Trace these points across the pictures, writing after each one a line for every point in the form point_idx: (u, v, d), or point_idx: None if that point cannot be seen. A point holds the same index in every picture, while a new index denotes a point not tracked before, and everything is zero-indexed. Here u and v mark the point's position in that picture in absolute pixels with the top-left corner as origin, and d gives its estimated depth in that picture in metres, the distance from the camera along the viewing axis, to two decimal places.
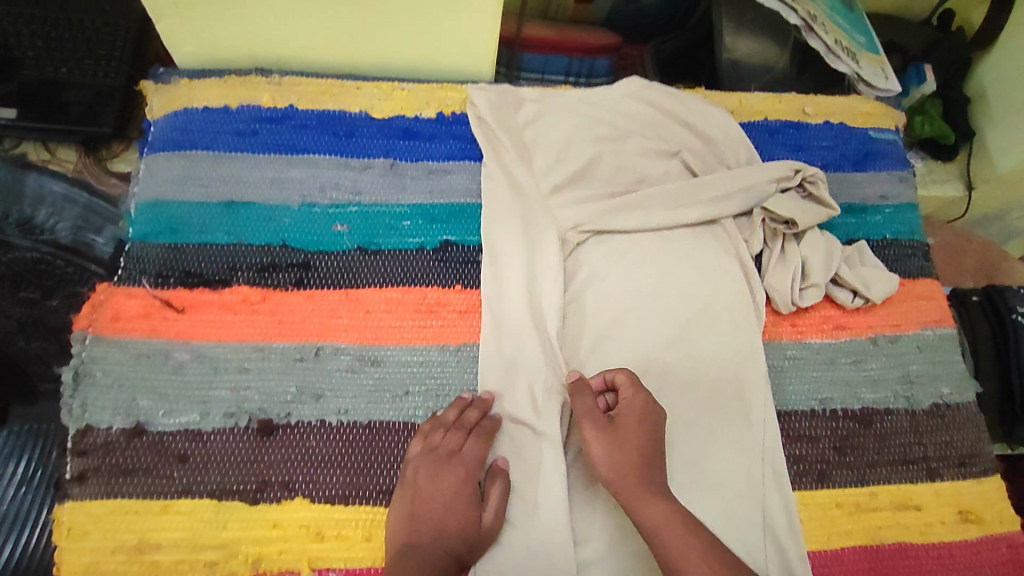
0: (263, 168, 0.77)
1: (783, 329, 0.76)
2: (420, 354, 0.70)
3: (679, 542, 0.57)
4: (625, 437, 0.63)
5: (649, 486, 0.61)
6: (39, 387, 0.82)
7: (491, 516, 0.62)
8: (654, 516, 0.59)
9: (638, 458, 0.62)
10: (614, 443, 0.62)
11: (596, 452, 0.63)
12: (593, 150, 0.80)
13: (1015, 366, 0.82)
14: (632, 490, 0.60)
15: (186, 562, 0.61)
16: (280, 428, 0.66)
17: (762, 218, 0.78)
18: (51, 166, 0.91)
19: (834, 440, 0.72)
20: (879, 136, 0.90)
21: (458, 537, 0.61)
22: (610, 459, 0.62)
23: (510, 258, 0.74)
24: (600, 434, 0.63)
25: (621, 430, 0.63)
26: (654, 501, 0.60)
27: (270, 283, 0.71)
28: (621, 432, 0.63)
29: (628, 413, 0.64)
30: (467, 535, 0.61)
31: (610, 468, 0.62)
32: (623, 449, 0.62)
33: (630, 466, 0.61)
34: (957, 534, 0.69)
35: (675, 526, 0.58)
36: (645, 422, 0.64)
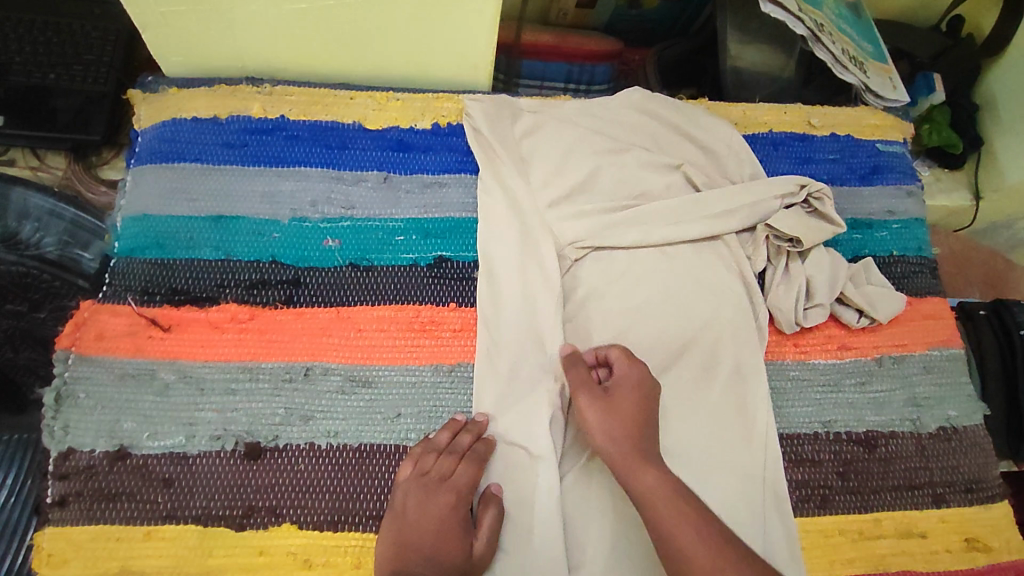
0: (253, 181, 0.75)
1: (786, 349, 0.74)
2: (413, 374, 0.68)
3: (672, 511, 0.56)
4: (617, 406, 0.62)
5: (646, 454, 0.60)
6: (27, 397, 0.79)
7: (483, 546, 0.60)
8: (648, 483, 0.58)
9: (632, 427, 0.61)
10: (608, 412, 0.61)
11: (590, 420, 0.62)
12: (592, 163, 0.78)
13: None
14: (628, 458, 0.59)
15: None
16: (267, 451, 0.64)
17: (767, 234, 0.76)
18: (39, 173, 0.90)
19: (838, 464, 0.70)
20: (886, 148, 0.88)
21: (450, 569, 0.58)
22: (604, 427, 0.61)
23: (506, 274, 0.72)
24: (595, 402, 0.62)
25: (616, 398, 0.62)
26: (649, 469, 0.58)
27: (258, 301, 0.69)
28: (615, 400, 0.62)
29: (621, 385, 0.63)
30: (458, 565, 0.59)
31: (607, 439, 0.60)
32: (615, 418, 0.61)
33: (624, 434, 0.60)
34: (963, 563, 0.67)
35: (667, 493, 0.57)
36: (639, 391, 0.63)
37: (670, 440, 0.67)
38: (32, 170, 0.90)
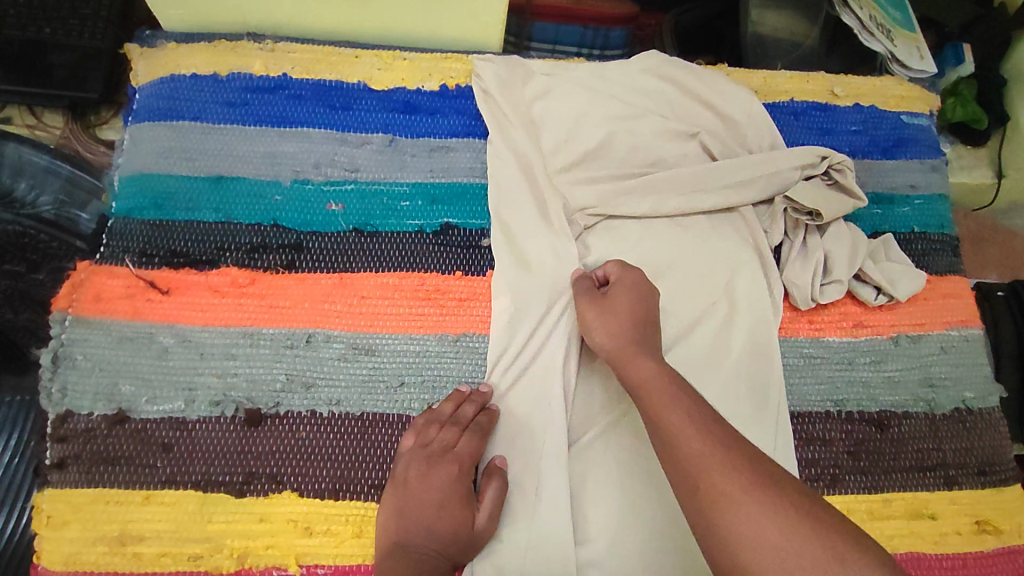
0: (254, 142, 0.72)
1: (800, 326, 0.72)
2: (417, 343, 0.67)
3: (664, 396, 0.54)
4: (612, 307, 0.63)
5: (639, 346, 0.59)
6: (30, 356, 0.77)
7: (485, 518, 0.59)
8: (642, 371, 0.57)
9: (631, 324, 0.61)
10: (605, 312, 0.63)
11: (590, 321, 0.63)
12: (606, 129, 0.75)
13: None
14: (623, 349, 0.60)
15: (169, 556, 0.58)
16: (268, 418, 0.63)
17: (784, 207, 0.73)
18: (38, 132, 0.87)
19: (849, 444, 0.68)
20: (911, 120, 0.85)
21: (450, 541, 0.58)
22: (600, 323, 0.62)
23: (515, 241, 0.70)
24: (593, 306, 0.64)
25: (613, 299, 0.64)
26: (643, 360, 0.58)
27: (259, 265, 0.67)
28: (612, 301, 0.63)
29: (619, 290, 0.64)
30: (460, 536, 0.58)
31: (607, 335, 0.61)
32: (614, 315, 0.62)
33: (619, 328, 0.61)
34: (972, 545, 0.66)
35: (660, 379, 0.56)
36: (637, 293, 0.64)
37: None
38: (31, 129, 0.87)
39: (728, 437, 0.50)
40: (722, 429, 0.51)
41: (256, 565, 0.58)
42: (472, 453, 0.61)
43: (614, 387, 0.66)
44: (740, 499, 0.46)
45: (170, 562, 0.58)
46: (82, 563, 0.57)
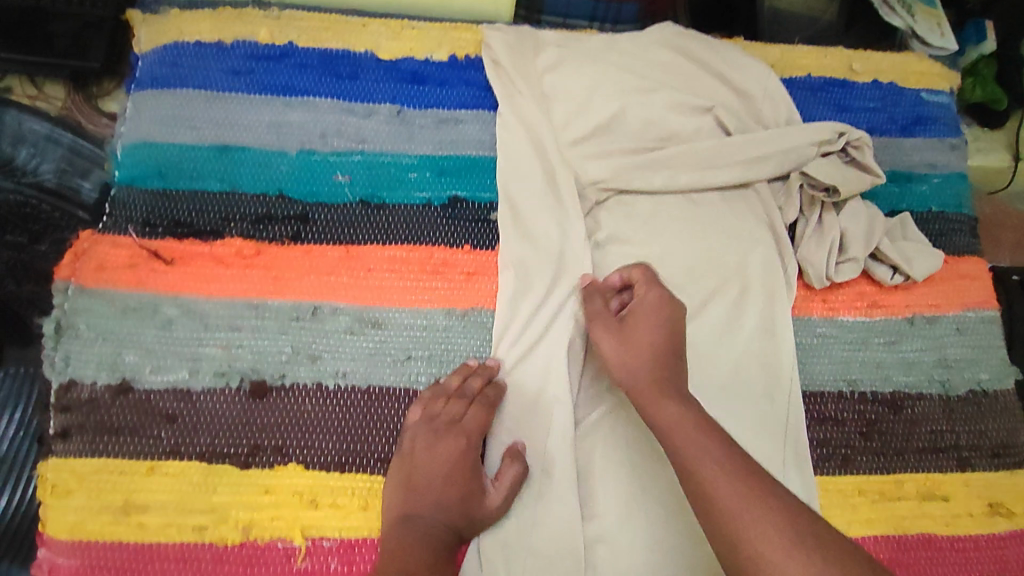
0: (259, 111, 0.71)
1: (813, 305, 0.71)
2: (424, 317, 0.66)
3: (694, 444, 0.51)
4: (633, 335, 0.59)
5: (664, 384, 0.56)
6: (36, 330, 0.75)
7: (498, 498, 0.58)
8: (670, 416, 0.53)
9: (654, 354, 0.57)
10: (624, 342, 0.59)
11: (608, 352, 0.59)
12: (619, 102, 0.73)
13: None
14: (647, 387, 0.56)
15: (174, 526, 0.57)
16: (273, 390, 0.62)
17: (800, 183, 0.72)
18: (39, 104, 0.84)
19: (861, 424, 0.67)
20: (931, 98, 0.83)
21: (458, 515, 0.57)
22: (620, 358, 0.58)
23: (525, 215, 0.69)
24: (609, 334, 0.60)
25: (632, 326, 0.60)
26: (669, 401, 0.54)
27: (265, 236, 0.66)
28: (632, 329, 0.59)
29: (641, 311, 0.60)
30: (470, 512, 0.58)
31: (627, 369, 0.58)
32: (633, 344, 0.58)
33: (641, 363, 0.57)
34: (984, 527, 0.65)
35: (692, 421, 0.53)
36: (659, 316, 0.60)
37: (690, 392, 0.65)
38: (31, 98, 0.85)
39: (770, 494, 0.48)
40: (760, 483, 0.49)
41: (261, 537, 0.58)
42: (479, 429, 0.61)
43: None
44: (786, 565, 0.44)
45: (174, 533, 0.57)
46: (86, 532, 0.57)
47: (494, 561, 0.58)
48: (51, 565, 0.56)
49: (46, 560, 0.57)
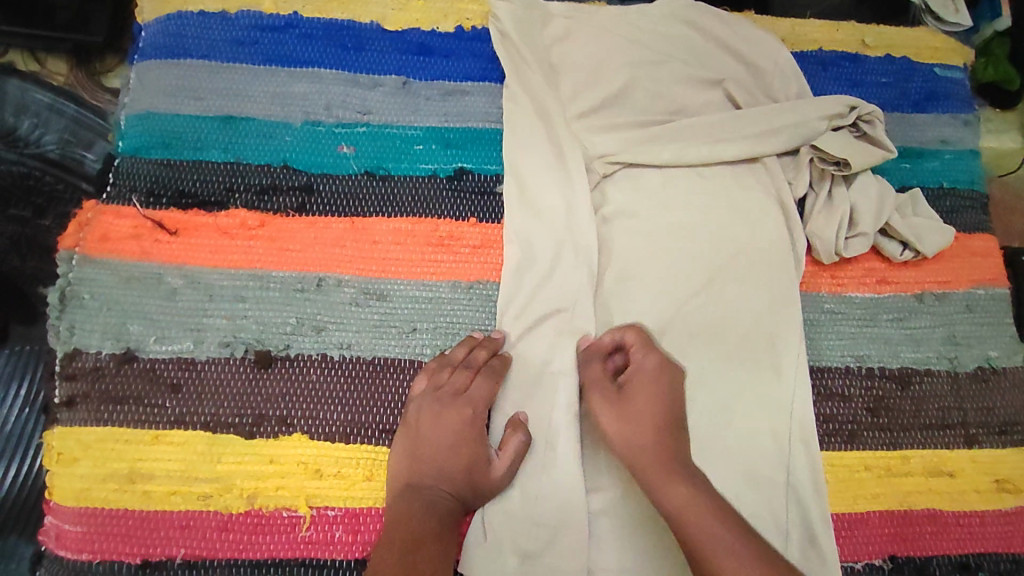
0: (264, 82, 0.70)
1: (821, 281, 0.70)
2: (430, 289, 0.65)
3: (707, 527, 0.51)
4: (636, 406, 0.58)
5: (669, 464, 0.55)
6: (39, 309, 0.75)
7: (502, 467, 0.58)
8: (679, 497, 0.53)
9: (656, 426, 0.57)
10: (624, 413, 0.58)
11: (608, 427, 0.58)
12: (627, 75, 0.72)
13: None
14: (652, 467, 0.55)
15: (179, 494, 0.57)
16: (278, 361, 0.62)
17: (810, 156, 0.71)
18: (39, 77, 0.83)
19: (868, 400, 0.67)
20: (945, 73, 0.81)
21: (462, 485, 0.57)
22: (622, 434, 0.57)
23: (530, 187, 0.68)
24: (609, 404, 0.59)
25: (631, 397, 0.59)
26: (676, 481, 0.54)
27: (269, 207, 0.66)
28: (631, 400, 0.58)
29: (641, 378, 0.60)
30: (474, 482, 0.57)
31: (631, 442, 0.57)
32: (636, 417, 0.57)
33: (645, 440, 0.56)
34: (990, 503, 0.65)
35: (703, 503, 0.53)
36: (656, 382, 0.59)
37: (696, 368, 0.65)
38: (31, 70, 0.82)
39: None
40: (772, 567, 0.49)
41: (266, 506, 0.58)
42: (484, 400, 0.60)
43: None
44: None
45: (179, 501, 0.57)
46: (92, 499, 0.57)
47: (499, 530, 0.58)
48: (58, 532, 0.57)
49: (53, 527, 0.57)
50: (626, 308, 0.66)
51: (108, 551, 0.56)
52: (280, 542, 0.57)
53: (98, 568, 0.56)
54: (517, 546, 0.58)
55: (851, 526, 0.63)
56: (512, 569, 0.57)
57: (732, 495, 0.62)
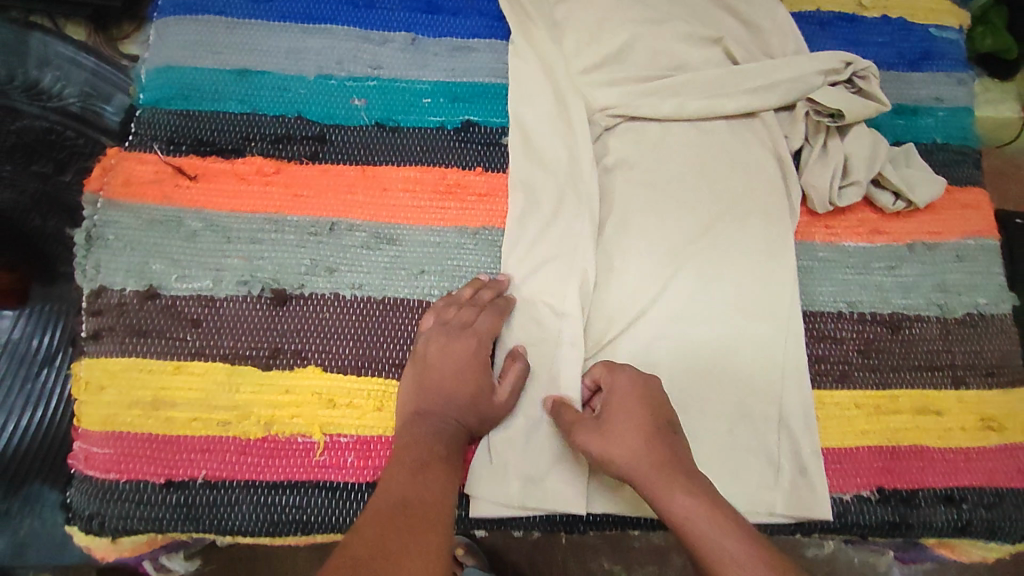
0: (279, 38, 0.73)
1: (816, 230, 0.73)
2: (437, 235, 0.68)
3: (716, 533, 0.51)
4: (616, 432, 0.58)
5: (668, 473, 0.55)
6: (58, 270, 0.82)
7: (505, 394, 0.61)
8: (681, 505, 0.53)
9: (644, 439, 0.57)
10: (607, 435, 0.58)
11: (596, 450, 0.58)
12: (629, 31, 0.74)
13: None
14: (651, 478, 0.55)
15: (199, 421, 0.61)
16: (293, 298, 0.65)
17: (806, 109, 0.72)
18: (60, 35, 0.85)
19: (860, 343, 0.70)
20: (941, 34, 0.82)
21: (469, 410, 0.60)
22: (611, 451, 0.57)
23: (533, 138, 0.71)
24: (591, 432, 0.59)
25: (610, 419, 0.59)
26: (677, 488, 0.54)
27: (284, 154, 0.69)
28: (610, 423, 0.58)
29: (615, 404, 0.60)
30: (479, 409, 0.60)
31: (621, 463, 0.57)
32: (617, 441, 0.57)
33: (636, 452, 0.56)
34: (975, 440, 0.68)
35: (704, 509, 0.53)
36: (633, 398, 0.60)
37: (695, 309, 0.68)
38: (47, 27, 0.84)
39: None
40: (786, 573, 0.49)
41: (281, 433, 0.61)
42: (489, 331, 0.63)
43: (629, 282, 0.68)
44: None
45: (200, 427, 0.61)
46: (118, 425, 0.60)
47: (501, 455, 0.62)
48: (86, 454, 0.60)
49: (82, 450, 0.60)
50: (626, 252, 0.69)
51: (133, 471, 0.60)
52: (296, 466, 0.61)
53: (125, 487, 0.59)
54: (520, 472, 0.62)
55: (840, 460, 0.66)
56: (516, 490, 0.62)
57: (727, 429, 0.66)
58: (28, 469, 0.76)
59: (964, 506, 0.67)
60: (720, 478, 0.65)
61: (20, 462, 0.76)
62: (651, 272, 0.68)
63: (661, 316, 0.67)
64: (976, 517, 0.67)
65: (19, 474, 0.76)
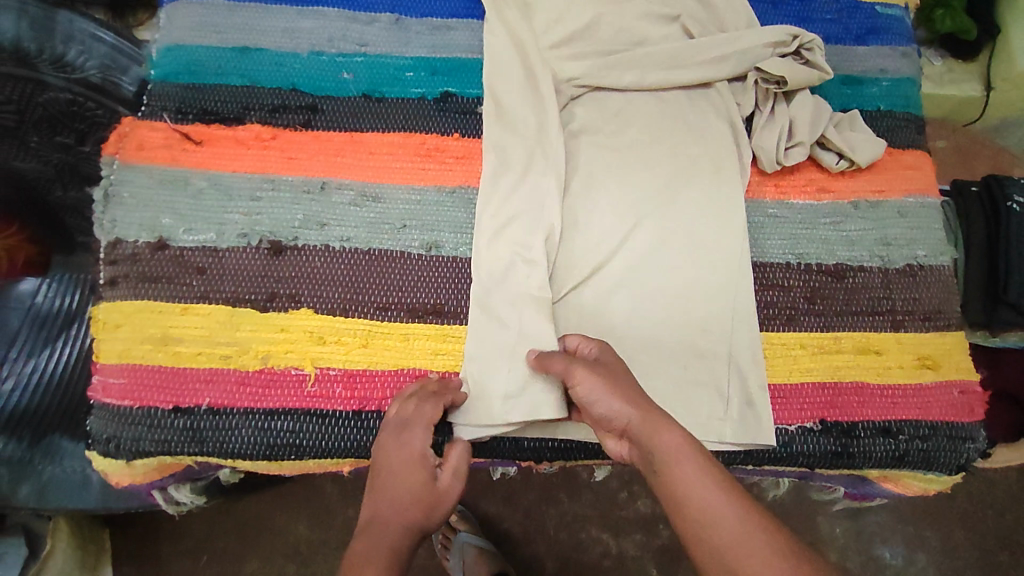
0: (276, 19, 0.80)
1: (767, 189, 0.79)
2: (418, 193, 0.75)
3: (696, 469, 0.55)
4: (618, 378, 0.62)
5: (660, 415, 0.59)
6: (76, 239, 1.06)
7: (447, 480, 0.63)
8: (673, 439, 0.57)
9: (635, 388, 0.62)
10: (606, 377, 0.62)
11: (593, 391, 0.61)
12: (594, 9, 0.81)
13: (1004, 249, 0.85)
14: (646, 418, 0.59)
15: (203, 355, 0.68)
16: (288, 249, 0.72)
17: (755, 79, 0.79)
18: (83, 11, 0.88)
19: (806, 291, 0.76)
20: (885, 11, 0.88)
21: (416, 509, 0.60)
22: (607, 393, 0.61)
23: (506, 106, 0.78)
24: (592, 372, 0.62)
25: (605, 366, 0.64)
26: (670, 427, 0.58)
27: (280, 122, 0.76)
28: (607, 368, 0.63)
29: (611, 362, 0.64)
30: (426, 505, 0.60)
31: (624, 404, 0.60)
32: (619, 385, 0.61)
33: (633, 396, 0.60)
34: (912, 377, 0.75)
35: (691, 447, 0.57)
36: (619, 361, 0.65)
37: (655, 258, 0.74)
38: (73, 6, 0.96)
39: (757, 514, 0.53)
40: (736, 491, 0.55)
41: (277, 366, 0.68)
42: (429, 425, 0.63)
43: (593, 235, 0.75)
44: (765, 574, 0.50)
45: (204, 360, 0.68)
46: (132, 358, 0.68)
47: (478, 381, 0.69)
48: (104, 385, 0.68)
49: (100, 382, 0.68)
50: (590, 208, 0.75)
51: (145, 398, 0.67)
52: (289, 395, 0.68)
53: (138, 413, 0.67)
54: (496, 394, 0.69)
55: (786, 395, 0.73)
56: (492, 411, 0.68)
57: (681, 366, 0.72)
58: (50, 425, 0.87)
59: (902, 438, 0.73)
60: (675, 410, 0.71)
61: (42, 418, 0.87)
62: (614, 226, 0.75)
63: (623, 264, 0.74)
64: (912, 447, 0.73)
65: (40, 429, 0.86)
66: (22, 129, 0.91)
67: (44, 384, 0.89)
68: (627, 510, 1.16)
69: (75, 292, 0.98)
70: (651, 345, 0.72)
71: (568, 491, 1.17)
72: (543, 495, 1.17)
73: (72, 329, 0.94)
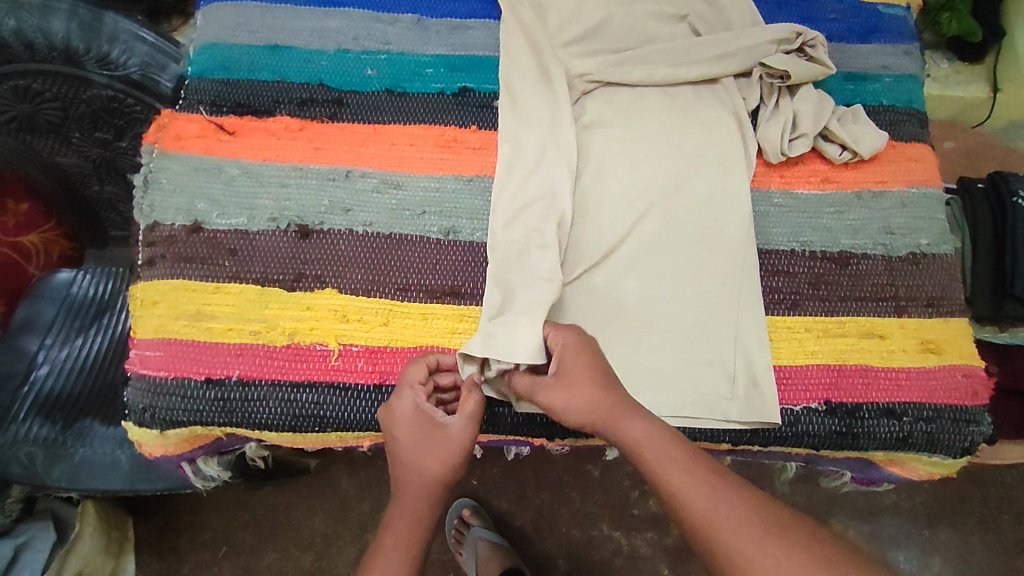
0: (305, 19, 0.86)
1: (772, 179, 0.82)
2: (437, 181, 0.79)
3: (664, 458, 0.60)
4: (582, 385, 0.64)
5: (628, 407, 0.63)
6: (110, 231, 1.19)
7: (455, 421, 0.66)
8: (638, 434, 0.61)
9: (594, 387, 0.63)
10: (569, 390, 0.64)
11: (559, 405, 0.64)
12: (606, 10, 0.85)
13: (1012, 242, 0.84)
14: (610, 413, 0.63)
15: (234, 330, 0.72)
16: (314, 233, 0.76)
17: (760, 74, 0.83)
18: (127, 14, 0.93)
19: (810, 277, 0.78)
20: (887, 10, 0.92)
21: (433, 463, 0.64)
22: (568, 402, 0.63)
23: (520, 100, 0.82)
24: (555, 386, 0.65)
25: (570, 373, 0.65)
26: (636, 419, 0.62)
27: (308, 115, 0.81)
28: (569, 377, 0.64)
29: (575, 363, 0.65)
30: (440, 455, 0.64)
31: (586, 409, 0.63)
32: (582, 394, 0.63)
33: (593, 399, 0.63)
34: (916, 361, 0.76)
35: (657, 439, 0.61)
36: (584, 352, 0.66)
37: (661, 241, 0.78)
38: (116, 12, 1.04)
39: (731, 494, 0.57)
40: (707, 468, 0.59)
41: (304, 342, 0.72)
42: (414, 386, 0.67)
43: (604, 221, 0.78)
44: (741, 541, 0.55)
45: (234, 336, 0.72)
46: (167, 332, 0.72)
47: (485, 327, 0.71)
48: (141, 357, 0.72)
49: (137, 354, 0.72)
50: (599, 196, 0.79)
51: (179, 370, 0.71)
52: (314, 369, 0.72)
53: (172, 384, 0.71)
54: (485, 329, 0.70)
55: (791, 376, 0.75)
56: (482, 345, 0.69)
57: (687, 347, 0.75)
58: (83, 409, 0.89)
59: (905, 420, 0.75)
60: (682, 388, 0.74)
61: (77, 402, 0.90)
62: (624, 216, 0.78)
63: (633, 246, 0.77)
64: (916, 429, 0.75)
65: (75, 412, 0.89)
66: (65, 125, 0.99)
67: (77, 370, 0.92)
68: (638, 508, 1.18)
69: (111, 281, 1.00)
70: (660, 324, 0.75)
71: (580, 488, 1.19)
72: (555, 493, 1.18)
73: (105, 316, 0.97)
